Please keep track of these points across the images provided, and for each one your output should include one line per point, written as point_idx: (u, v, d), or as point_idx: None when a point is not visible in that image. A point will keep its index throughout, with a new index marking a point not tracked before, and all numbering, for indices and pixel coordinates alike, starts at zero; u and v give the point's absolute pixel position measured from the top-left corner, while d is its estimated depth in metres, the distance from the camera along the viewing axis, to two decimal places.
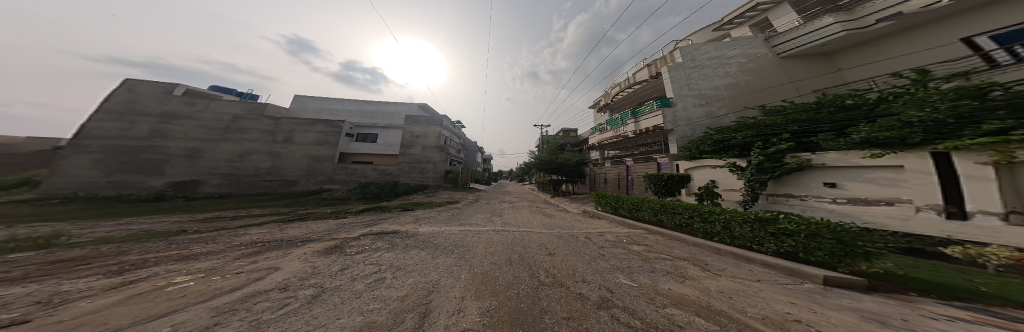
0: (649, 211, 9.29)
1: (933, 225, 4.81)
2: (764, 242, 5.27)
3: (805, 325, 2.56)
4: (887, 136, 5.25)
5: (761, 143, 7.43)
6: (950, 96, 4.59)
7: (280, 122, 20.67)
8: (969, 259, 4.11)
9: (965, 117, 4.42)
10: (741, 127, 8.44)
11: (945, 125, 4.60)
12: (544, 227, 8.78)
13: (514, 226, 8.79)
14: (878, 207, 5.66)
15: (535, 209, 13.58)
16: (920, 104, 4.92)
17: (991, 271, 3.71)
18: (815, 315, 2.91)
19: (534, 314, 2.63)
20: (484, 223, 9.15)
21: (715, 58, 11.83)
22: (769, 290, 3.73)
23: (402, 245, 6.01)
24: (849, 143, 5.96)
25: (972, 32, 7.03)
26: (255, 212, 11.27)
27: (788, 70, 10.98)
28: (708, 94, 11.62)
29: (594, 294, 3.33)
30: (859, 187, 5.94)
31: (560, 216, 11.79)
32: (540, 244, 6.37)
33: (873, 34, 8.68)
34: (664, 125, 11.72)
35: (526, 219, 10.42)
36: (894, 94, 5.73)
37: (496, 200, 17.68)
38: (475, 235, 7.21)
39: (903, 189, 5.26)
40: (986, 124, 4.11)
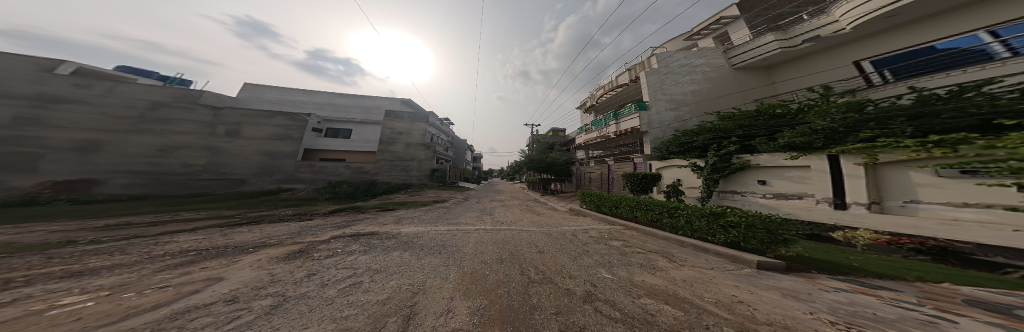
0: (626, 209, 9.83)
1: (826, 214, 5.85)
2: (716, 233, 5.87)
3: (746, 306, 2.99)
4: (800, 140, 6.21)
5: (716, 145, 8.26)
6: (844, 108, 5.59)
7: (221, 113, 18.40)
8: (846, 241, 5.16)
9: (850, 126, 5.42)
10: (700, 130, 9.21)
11: (838, 133, 5.61)
12: (531, 226, 8.91)
13: (505, 225, 8.83)
14: (792, 201, 6.72)
15: (525, 208, 13.77)
16: (824, 115, 5.89)
17: (860, 249, 4.70)
18: (751, 295, 3.42)
19: (525, 310, 2.75)
20: (473, 222, 9.05)
21: (686, 65, 12.77)
22: (721, 276, 4.27)
23: (386, 247, 5.73)
24: (776, 147, 6.88)
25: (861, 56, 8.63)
26: (183, 217, 9.78)
27: (738, 81, 12.29)
28: (678, 99, 12.56)
29: (579, 288, 3.53)
30: (780, 184, 6.95)
31: (548, 214, 12.12)
32: (528, 242, 6.49)
33: (800, 53, 10.10)
34: (641, 126, 12.47)
35: (516, 218, 10.52)
36: (809, 106, 6.86)
37: (487, 198, 17.69)
38: (459, 235, 7.07)
39: (809, 185, 6.33)
40: (864, 132, 5.11)
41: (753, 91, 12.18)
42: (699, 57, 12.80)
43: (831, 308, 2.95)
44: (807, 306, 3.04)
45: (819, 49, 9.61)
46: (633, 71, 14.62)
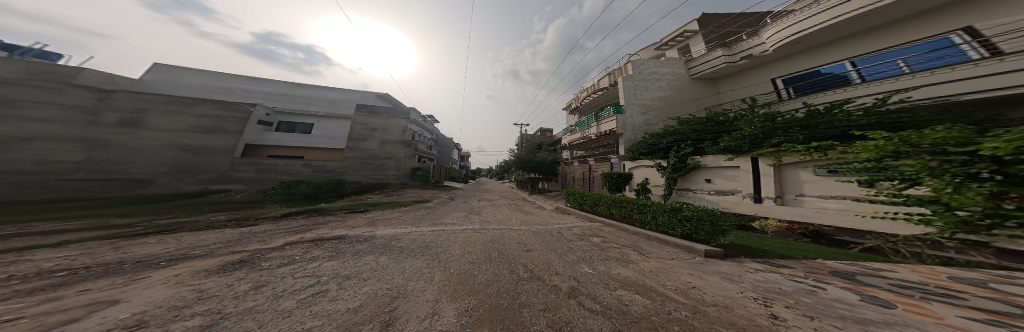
0: (603, 207, 10.16)
1: (749, 208, 6.94)
2: (674, 226, 6.55)
3: (698, 290, 3.45)
4: (733, 144, 7.20)
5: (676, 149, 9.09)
6: (764, 118, 6.67)
7: (109, 98, 15.56)
8: (764, 229, 6.18)
9: (768, 133, 6.50)
10: (663, 133, 10.00)
11: (759, 138, 6.67)
12: (515, 224, 8.80)
13: (494, 224, 8.49)
14: (725, 196, 7.77)
15: (513, 207, 13.49)
16: (752, 123, 6.92)
17: (769, 235, 5.74)
18: (702, 280, 3.93)
19: (513, 308, 2.69)
20: (458, 222, 8.66)
21: (655, 73, 13.73)
22: (680, 265, 4.79)
23: (353, 252, 5.11)
24: (718, 150, 7.82)
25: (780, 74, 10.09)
26: (52, 228, 7.92)
27: (693, 90, 13.42)
28: (648, 104, 13.48)
29: (565, 284, 3.60)
30: (720, 182, 7.89)
31: (534, 212, 12.22)
32: (514, 241, 6.40)
33: (740, 68, 11.46)
34: (617, 129, 13.23)
35: (504, 217, 10.26)
36: (742, 114, 8.03)
37: (475, 198, 17.17)
38: (436, 237, 6.63)
39: (738, 182, 7.39)
40: (776, 138, 6.19)
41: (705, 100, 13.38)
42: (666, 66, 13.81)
43: (764, 289, 3.39)
44: (739, 286, 3.62)
45: (753, 65, 10.99)
46: (613, 76, 15.37)
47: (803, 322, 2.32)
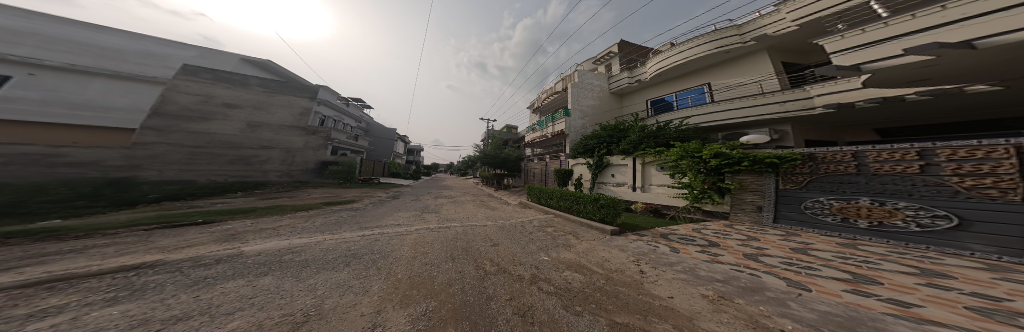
0: (556, 200, 8.53)
1: (625, 193, 9.32)
2: (592, 211, 6.50)
3: (603, 254, 4.09)
4: (625, 147, 9.39)
5: (598, 151, 10.53)
6: (641, 130, 9.47)
7: None
8: (638, 209, 8.24)
9: (643, 139, 9.08)
10: (592, 136, 11.21)
11: (638, 142, 9.12)
12: (473, 217, 6.59)
13: (455, 219, 6.12)
14: (615, 186, 10.00)
15: (478, 202, 10.05)
16: (638, 133, 9.40)
17: (639, 213, 7.80)
18: (614, 248, 4.41)
19: (478, 303, 2.00)
20: (409, 222, 5.33)
21: (591, 81, 13.98)
22: (598, 243, 4.80)
23: (175, 259, 2.80)
24: (620, 150, 9.63)
25: (657, 94, 11.81)
26: None
27: (608, 101, 14.01)
28: (585, 109, 13.64)
29: (525, 272, 3.08)
30: (620, 175, 9.89)
31: (502, 206, 10.06)
32: (474, 230, 5.11)
33: (635, 87, 12.85)
34: (565, 129, 13.37)
35: (466, 211, 7.57)
36: (628, 124, 10.64)
37: (428, 195, 12.03)
38: (349, 233, 4.34)
39: (624, 174, 9.63)
40: (646, 142, 8.85)
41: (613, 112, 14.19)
42: (598, 79, 14.08)
43: (642, 256, 3.90)
44: (625, 253, 4.13)
45: (644, 86, 12.47)
46: (566, 81, 15.38)
47: (657, 272, 3.17)
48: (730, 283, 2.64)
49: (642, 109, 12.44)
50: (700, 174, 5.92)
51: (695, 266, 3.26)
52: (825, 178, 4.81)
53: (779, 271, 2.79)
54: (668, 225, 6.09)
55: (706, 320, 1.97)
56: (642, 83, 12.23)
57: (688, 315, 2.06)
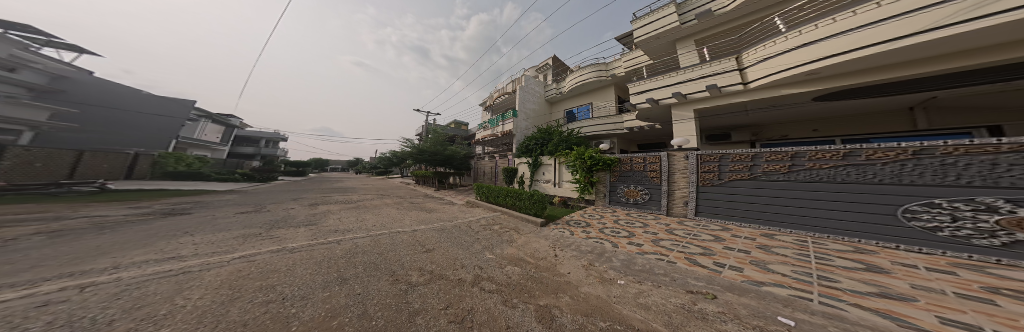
0: (502, 197, 7.53)
1: (547, 187, 10.19)
2: (528, 205, 6.33)
3: (540, 242, 4.33)
4: (552, 148, 10.73)
5: (534, 151, 11.34)
6: (563, 135, 11.29)
7: None
8: (560, 203, 8.89)
9: (567, 141, 10.87)
10: (531, 137, 12.18)
11: (564, 143, 10.82)
12: (408, 227, 5.30)
13: (393, 232, 4.82)
14: (538, 184, 10.67)
15: (410, 206, 8.59)
16: (563, 137, 11.07)
17: (557, 205, 8.62)
18: (547, 236, 4.79)
19: (397, 323, 1.75)
20: (292, 244, 3.78)
21: (532, 85, 14.81)
22: (534, 234, 4.91)
23: None
24: (549, 150, 10.78)
25: (572, 104, 14.05)
26: None
27: (542, 107, 15.21)
28: (525, 111, 14.28)
29: (467, 274, 2.88)
30: (543, 171, 10.47)
31: (438, 207, 8.45)
32: (415, 240, 4.28)
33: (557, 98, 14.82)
34: (512, 129, 13.75)
35: (402, 220, 6.08)
36: (550, 127, 12.11)
37: (333, 202, 9.09)
38: (173, 265, 2.65)
39: (545, 171, 10.42)
40: (569, 144, 10.67)
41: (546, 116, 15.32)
42: (537, 85, 15.10)
43: (557, 242, 4.31)
44: (547, 240, 4.48)
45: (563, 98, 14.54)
46: (516, 83, 15.72)
47: (570, 253, 3.73)
48: (594, 252, 3.63)
49: (563, 116, 14.46)
50: (583, 171, 7.62)
51: (580, 243, 4.16)
52: (628, 173, 6.93)
53: (606, 239, 4.19)
54: (574, 212, 7.10)
55: (589, 286, 2.59)
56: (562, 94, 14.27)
57: (576, 284, 2.67)
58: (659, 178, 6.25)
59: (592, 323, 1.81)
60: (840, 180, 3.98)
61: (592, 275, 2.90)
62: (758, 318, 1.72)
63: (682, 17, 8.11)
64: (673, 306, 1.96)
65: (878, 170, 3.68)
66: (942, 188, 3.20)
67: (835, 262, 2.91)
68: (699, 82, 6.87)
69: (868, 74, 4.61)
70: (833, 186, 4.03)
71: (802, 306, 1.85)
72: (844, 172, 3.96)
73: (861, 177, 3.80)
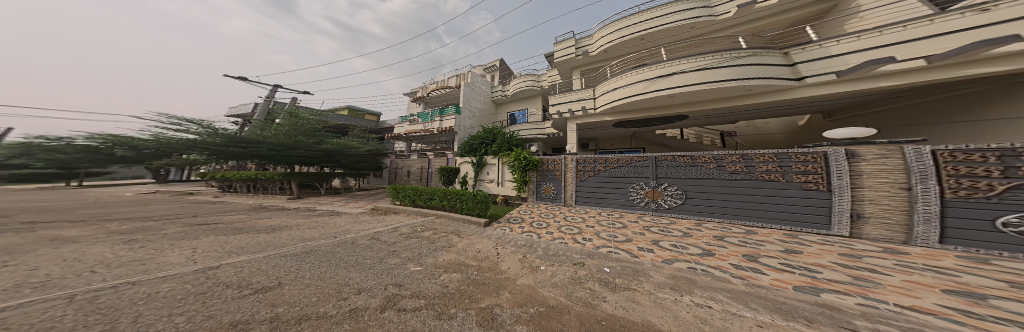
0: (437, 200, 7.04)
1: (493, 187, 10.28)
2: (470, 206, 6.28)
3: (482, 243, 4.33)
4: (495, 149, 11.09)
5: (478, 151, 11.30)
6: (506, 136, 11.83)
7: None
8: (503, 201, 9.13)
9: (511, 142, 11.50)
10: (477, 136, 12.14)
11: (508, 144, 11.37)
12: (298, 243, 3.95)
13: (278, 250, 3.48)
14: (483, 185, 10.59)
15: (301, 219, 6.37)
16: (506, 138, 11.56)
17: (500, 203, 8.90)
18: (489, 236, 4.82)
19: None
20: (67, 279, 2.20)
21: (478, 85, 14.70)
22: (477, 236, 4.85)
23: None
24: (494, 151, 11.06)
25: (512, 108, 14.88)
26: None
27: (487, 107, 15.34)
28: (470, 110, 14.04)
29: (371, 300, 1.92)
30: (491, 171, 10.42)
31: (327, 219, 6.36)
32: (309, 256, 3.23)
33: (500, 100, 15.31)
34: (454, 127, 13.14)
35: (278, 237, 4.36)
36: (494, 128, 12.29)
37: (129, 220, 5.43)
38: None
39: (489, 171, 10.44)
40: (513, 144, 11.33)
41: (490, 117, 15.49)
42: (483, 84, 15.14)
43: (499, 240, 4.45)
44: (490, 240, 4.54)
45: (505, 100, 15.13)
46: (461, 78, 15.19)
47: (503, 250, 3.95)
48: (523, 244, 4.11)
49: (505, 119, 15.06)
50: (521, 172, 8.27)
51: (511, 238, 4.56)
52: (546, 172, 7.97)
53: (535, 232, 4.78)
54: (514, 209, 7.55)
55: (523, 277, 2.90)
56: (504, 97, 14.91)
57: (514, 278, 2.91)
58: (563, 175, 7.55)
59: (526, 311, 2.04)
60: (601, 174, 6.82)
61: (525, 266, 3.25)
62: (598, 272, 2.75)
63: (575, 50, 10.36)
64: (566, 277, 2.70)
65: (612, 168, 6.67)
66: (629, 177, 6.40)
67: (606, 225, 5.09)
68: (571, 103, 9.08)
69: (638, 111, 7.89)
70: (599, 178, 6.85)
71: (610, 257, 3.26)
72: (602, 169, 6.80)
73: (610, 172, 6.67)
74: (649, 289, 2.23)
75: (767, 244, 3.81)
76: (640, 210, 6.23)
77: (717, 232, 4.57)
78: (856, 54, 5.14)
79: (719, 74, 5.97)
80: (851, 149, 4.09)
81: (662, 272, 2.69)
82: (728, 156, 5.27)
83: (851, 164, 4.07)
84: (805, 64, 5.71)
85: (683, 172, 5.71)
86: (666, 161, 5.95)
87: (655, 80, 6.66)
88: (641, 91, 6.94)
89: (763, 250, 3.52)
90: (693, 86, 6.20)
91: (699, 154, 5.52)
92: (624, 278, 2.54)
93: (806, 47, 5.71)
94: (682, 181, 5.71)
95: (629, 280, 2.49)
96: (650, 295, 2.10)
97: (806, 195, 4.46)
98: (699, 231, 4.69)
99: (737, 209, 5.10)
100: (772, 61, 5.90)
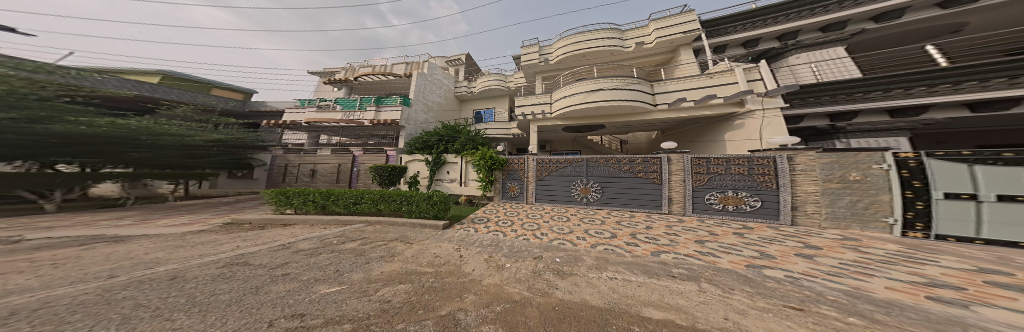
0: (369, 204, 5.92)
1: (454, 185, 9.59)
2: (423, 208, 5.58)
3: (438, 247, 3.91)
4: (456, 147, 10.51)
5: (438, 148, 10.42)
6: (469, 134, 11.26)
7: None
8: (467, 202, 8.65)
9: (476, 140, 11.02)
10: (439, 132, 11.38)
11: (473, 141, 10.89)
12: (118, 265, 2.49)
13: (98, 274, 2.22)
14: (440, 183, 9.76)
15: (121, 237, 3.97)
16: (470, 137, 11.02)
17: (464, 203, 8.40)
18: (447, 240, 4.39)
19: None
20: None
21: (434, 77, 13.61)
22: (433, 242, 4.28)
23: None
24: (456, 150, 10.39)
25: (477, 106, 14.52)
26: None
27: (449, 102, 14.55)
28: (427, 105, 13.17)
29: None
30: (453, 171, 9.67)
31: (104, 244, 3.51)
32: (33, 307, 1.45)
33: (462, 97, 14.67)
34: (400, 120, 11.62)
35: (62, 263, 2.56)
36: (456, 126, 11.66)
37: None
38: None
39: (450, 171, 9.70)
40: (476, 142, 10.87)
41: (451, 112, 14.62)
42: (443, 77, 14.22)
43: (462, 242, 4.10)
44: (451, 244, 4.10)
45: (469, 98, 14.59)
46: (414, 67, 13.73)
47: (461, 252, 3.55)
48: (484, 244, 3.95)
49: (467, 116, 14.50)
50: (486, 171, 8.06)
51: (466, 239, 4.34)
52: (512, 171, 7.99)
53: (502, 230, 4.70)
54: (478, 210, 7.28)
55: (488, 277, 2.70)
56: (469, 93, 14.32)
57: (479, 278, 2.66)
58: (523, 173, 7.76)
59: (491, 311, 1.85)
60: (537, 175, 7.50)
61: (491, 265, 3.10)
62: (554, 263, 2.88)
63: (540, 56, 10.79)
64: (528, 271, 2.68)
65: (545, 167, 7.42)
66: (562, 176, 7.16)
67: (558, 219, 5.36)
68: (523, 107, 9.63)
69: (571, 119, 9.00)
70: (535, 178, 7.54)
71: (558, 247, 3.48)
72: (537, 168, 7.54)
73: (550, 171, 7.34)
74: (584, 271, 2.59)
75: (639, 223, 5.11)
76: (565, 205, 7.09)
77: (616, 217, 5.69)
78: (680, 92, 7.94)
79: (623, 95, 7.75)
80: (669, 156, 6.02)
81: (591, 254, 3.18)
82: (617, 159, 6.61)
83: (694, 161, 5.64)
84: (658, 94, 8.21)
85: (589, 172, 6.83)
86: (586, 161, 6.93)
87: (588, 93, 7.95)
88: (575, 102, 8.17)
89: (659, 230, 4.57)
90: (607, 102, 7.69)
91: (609, 156, 6.69)
92: (571, 264, 2.80)
93: (662, 83, 8.20)
94: (592, 177, 6.81)
95: (575, 266, 2.75)
96: (586, 277, 2.42)
97: (654, 187, 6.04)
98: (609, 217, 5.68)
99: (614, 202, 6.48)
100: (646, 89, 8.11)
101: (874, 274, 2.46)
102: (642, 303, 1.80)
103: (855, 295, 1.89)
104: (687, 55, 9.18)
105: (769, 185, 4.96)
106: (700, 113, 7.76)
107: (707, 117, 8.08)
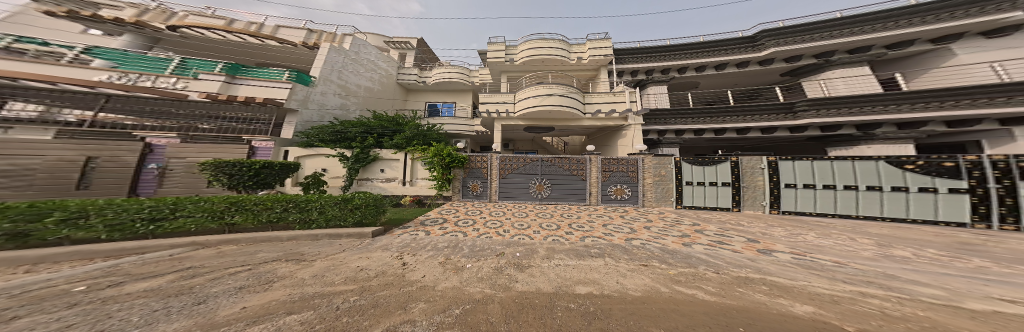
0: (210, 216, 3.33)
1: (395, 187, 8.04)
2: (342, 215, 3.91)
3: (365, 251, 3.18)
4: (400, 142, 8.61)
5: (361, 141, 8.31)
6: (417, 128, 9.72)
7: None
8: (414, 203, 7.53)
9: (423, 135, 9.52)
10: (357, 124, 9.10)
11: (424, 136, 9.50)
12: None
13: None
14: (369, 182, 8.08)
15: None
16: (417, 131, 9.49)
17: (412, 206, 7.30)
18: (377, 242, 3.61)
19: None
20: None
21: (360, 57, 11.20)
22: (350, 251, 3.11)
23: None
24: (391, 145, 8.45)
25: (435, 99, 13.67)
26: None
27: (392, 89, 12.60)
28: (352, 88, 10.68)
29: None
30: (391, 170, 8.16)
31: None
32: None
33: (415, 86, 13.35)
34: (294, 102, 8.64)
35: None
36: (390, 118, 9.94)
37: None
38: None
39: (392, 168, 8.18)
40: (415, 138, 9.08)
41: (396, 101, 12.79)
42: (376, 58, 11.92)
43: (406, 248, 3.50)
44: (386, 250, 3.35)
45: (426, 89, 13.55)
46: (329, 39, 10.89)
47: (397, 260, 2.97)
48: (427, 250, 3.49)
49: (421, 108, 13.51)
50: (443, 169, 7.54)
51: (402, 243, 3.74)
52: (474, 169, 7.68)
53: (462, 230, 4.42)
54: (432, 210, 6.75)
55: (446, 280, 2.39)
56: (429, 84, 13.16)
57: (433, 283, 2.32)
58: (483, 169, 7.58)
59: (448, 315, 1.58)
60: (488, 174, 7.48)
61: (448, 268, 2.78)
62: (514, 257, 2.75)
63: (506, 56, 10.71)
64: (487, 268, 2.48)
65: (500, 164, 7.41)
66: (513, 174, 7.25)
67: (512, 216, 5.28)
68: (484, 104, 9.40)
69: (527, 120, 9.18)
70: (489, 177, 7.49)
71: (515, 242, 3.37)
72: (484, 165, 7.57)
73: (507, 168, 7.32)
74: (539, 262, 2.49)
75: (574, 214, 5.39)
76: (513, 201, 7.23)
77: (562, 210, 6.02)
78: (599, 104, 8.92)
79: (574, 102, 8.45)
80: (587, 157, 6.94)
81: (541, 245, 3.12)
82: (552, 159, 7.12)
83: (614, 161, 6.77)
84: (588, 104, 9.00)
85: (526, 172, 7.18)
86: (540, 161, 7.15)
87: (545, 96, 8.29)
88: (536, 104, 8.33)
89: (607, 221, 4.82)
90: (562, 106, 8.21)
91: (561, 157, 7.08)
92: (527, 255, 2.74)
93: (589, 96, 9.00)
94: (518, 174, 7.22)
95: (531, 258, 2.66)
96: (542, 266, 2.33)
97: (579, 184, 6.87)
98: (556, 211, 5.92)
99: (533, 197, 7.13)
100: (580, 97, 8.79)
101: (761, 248, 3.07)
102: (573, 282, 1.86)
103: (772, 270, 2.21)
104: (604, 74, 10.40)
105: (633, 178, 6.63)
106: (607, 124, 9.00)
107: (606, 126, 9.19)
